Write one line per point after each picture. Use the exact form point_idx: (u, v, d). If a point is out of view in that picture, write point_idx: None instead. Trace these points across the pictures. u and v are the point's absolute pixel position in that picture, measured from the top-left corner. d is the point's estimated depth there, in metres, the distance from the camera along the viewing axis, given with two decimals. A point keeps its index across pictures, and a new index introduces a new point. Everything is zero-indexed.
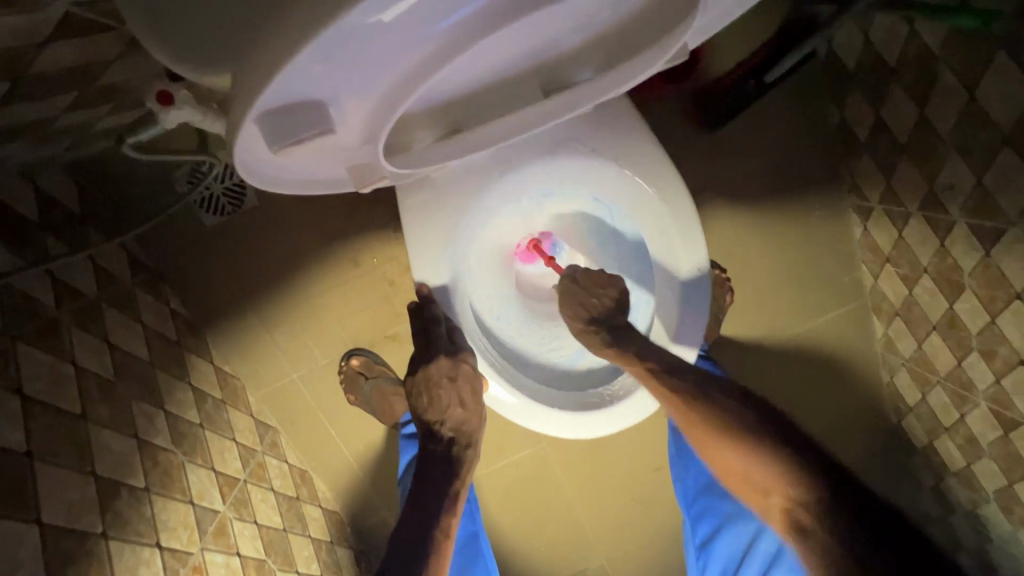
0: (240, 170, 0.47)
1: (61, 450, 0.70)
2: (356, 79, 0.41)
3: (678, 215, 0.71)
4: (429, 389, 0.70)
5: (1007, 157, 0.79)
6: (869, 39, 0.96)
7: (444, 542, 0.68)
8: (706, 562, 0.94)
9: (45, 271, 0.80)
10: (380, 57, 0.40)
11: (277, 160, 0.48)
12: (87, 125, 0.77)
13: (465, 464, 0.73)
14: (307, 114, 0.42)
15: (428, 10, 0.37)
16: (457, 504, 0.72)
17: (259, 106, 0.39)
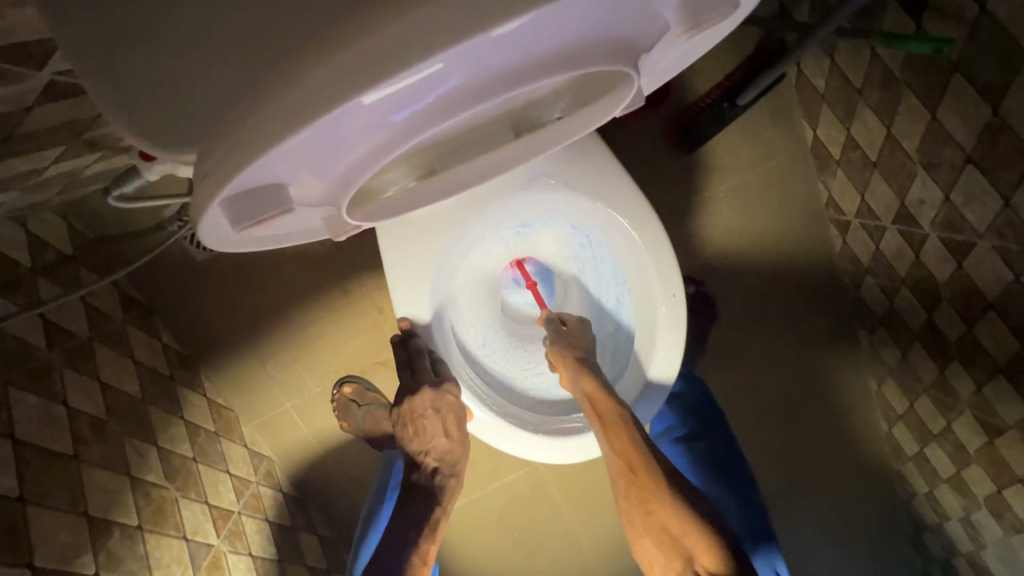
0: (204, 243, 0.47)
1: (54, 492, 0.71)
2: (317, 161, 0.42)
3: (650, 243, 0.73)
4: (412, 422, 0.71)
5: (971, 174, 0.82)
6: (835, 61, 0.99)
7: (420, 568, 0.72)
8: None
9: (37, 315, 0.82)
10: (340, 144, 0.41)
11: (243, 232, 0.48)
12: (76, 172, 0.79)
13: (447, 493, 0.74)
14: (266, 197, 0.42)
15: (386, 107, 0.39)
16: (437, 530, 0.74)
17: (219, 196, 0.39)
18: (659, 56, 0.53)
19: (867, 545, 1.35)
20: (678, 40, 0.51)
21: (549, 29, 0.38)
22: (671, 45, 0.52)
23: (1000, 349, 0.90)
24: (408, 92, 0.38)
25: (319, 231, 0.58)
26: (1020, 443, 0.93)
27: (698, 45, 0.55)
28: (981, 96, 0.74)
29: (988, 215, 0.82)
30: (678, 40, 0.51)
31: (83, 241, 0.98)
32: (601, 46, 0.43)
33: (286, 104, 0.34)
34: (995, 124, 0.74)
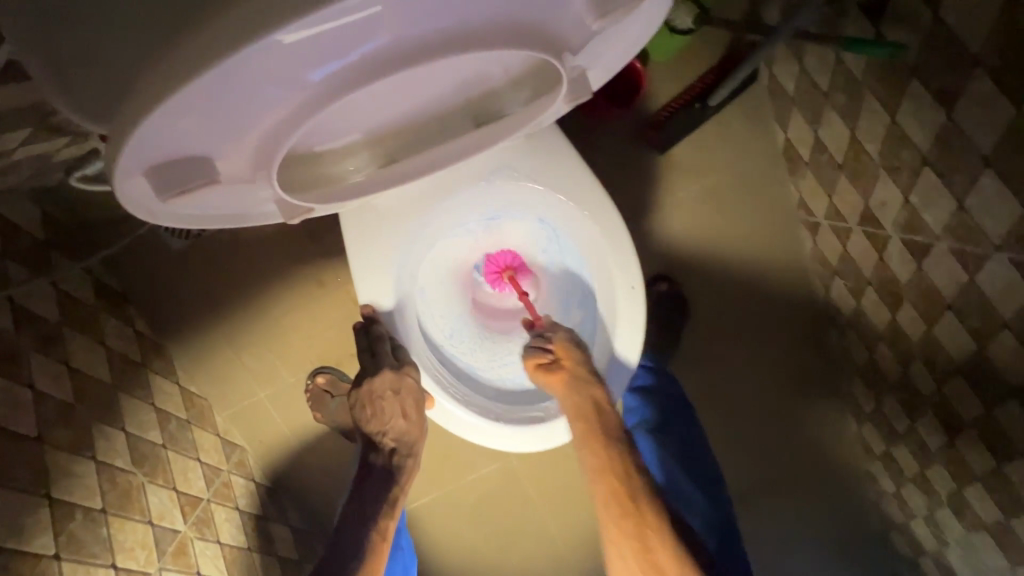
0: (138, 216, 0.51)
1: (14, 473, 0.71)
2: (233, 130, 0.44)
3: (610, 236, 0.75)
4: (370, 402, 0.74)
5: (927, 176, 0.84)
6: (803, 64, 1.01)
7: (379, 545, 0.73)
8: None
9: (5, 297, 0.82)
10: (253, 112, 0.43)
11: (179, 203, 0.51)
12: (46, 156, 0.80)
13: (405, 473, 0.76)
14: (181, 165, 0.45)
15: (290, 74, 0.41)
16: (396, 507, 0.76)
17: (134, 165, 0.43)
18: (595, 50, 0.55)
19: (836, 543, 1.37)
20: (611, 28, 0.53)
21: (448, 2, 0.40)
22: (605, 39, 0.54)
23: (957, 348, 0.92)
24: (312, 57, 0.40)
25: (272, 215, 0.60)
26: (977, 442, 0.95)
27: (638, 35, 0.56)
28: (936, 100, 0.76)
29: (944, 216, 0.84)
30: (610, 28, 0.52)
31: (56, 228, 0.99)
32: (512, 26, 0.45)
33: (194, 64, 0.35)
34: (949, 127, 0.76)
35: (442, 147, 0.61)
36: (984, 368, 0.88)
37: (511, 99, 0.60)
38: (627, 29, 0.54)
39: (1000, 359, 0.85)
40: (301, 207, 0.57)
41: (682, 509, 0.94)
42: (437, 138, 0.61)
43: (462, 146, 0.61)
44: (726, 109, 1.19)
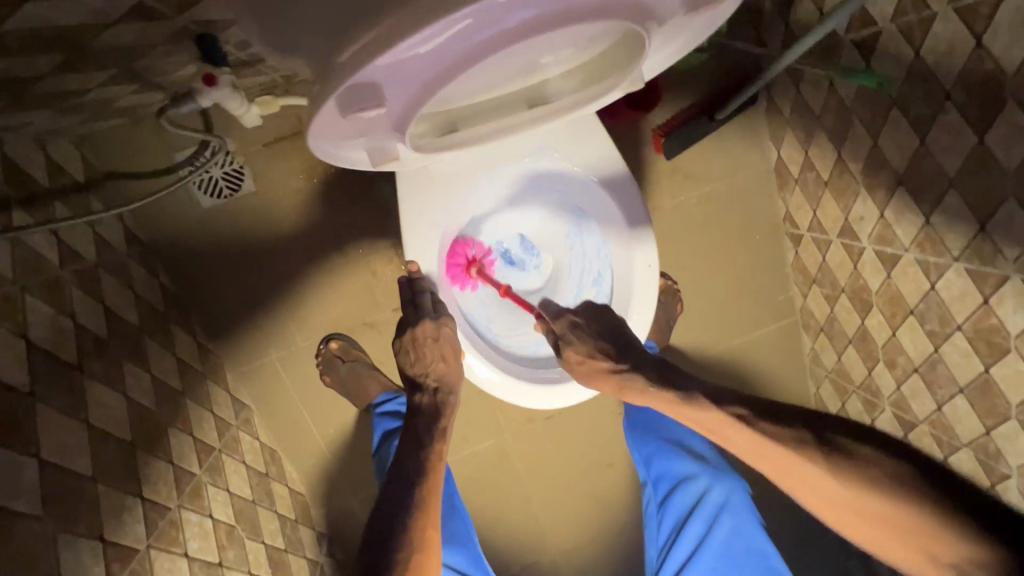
0: (307, 142, 0.56)
1: (58, 395, 0.74)
2: (404, 76, 0.51)
3: (632, 216, 0.84)
4: (416, 349, 0.81)
5: (901, 194, 0.97)
6: (800, 90, 1.14)
7: (437, 465, 0.78)
8: (664, 518, 1.05)
9: (50, 232, 0.85)
10: (427, 59, 0.50)
11: (330, 140, 0.57)
12: (109, 101, 0.84)
13: (450, 408, 0.82)
14: (369, 90, 0.50)
15: (468, 29, 0.48)
16: (446, 439, 0.81)
17: (341, 84, 0.48)
18: (673, 33, 0.63)
19: (797, 535, 1.49)
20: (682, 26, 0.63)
21: None
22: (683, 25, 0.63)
23: (917, 350, 1.05)
24: (488, 16, 0.47)
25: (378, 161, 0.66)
26: (929, 436, 1.08)
27: (687, 43, 0.67)
28: (912, 127, 0.89)
29: (912, 229, 0.97)
30: (686, 21, 0.61)
31: (93, 174, 1.02)
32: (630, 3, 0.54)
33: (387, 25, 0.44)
34: (922, 152, 0.89)
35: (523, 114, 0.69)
36: (939, 367, 1.01)
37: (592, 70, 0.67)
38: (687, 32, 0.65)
39: (952, 358, 0.97)
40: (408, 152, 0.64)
41: (695, 466, 1.03)
42: (497, 114, 0.69)
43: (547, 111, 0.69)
44: (727, 125, 1.31)
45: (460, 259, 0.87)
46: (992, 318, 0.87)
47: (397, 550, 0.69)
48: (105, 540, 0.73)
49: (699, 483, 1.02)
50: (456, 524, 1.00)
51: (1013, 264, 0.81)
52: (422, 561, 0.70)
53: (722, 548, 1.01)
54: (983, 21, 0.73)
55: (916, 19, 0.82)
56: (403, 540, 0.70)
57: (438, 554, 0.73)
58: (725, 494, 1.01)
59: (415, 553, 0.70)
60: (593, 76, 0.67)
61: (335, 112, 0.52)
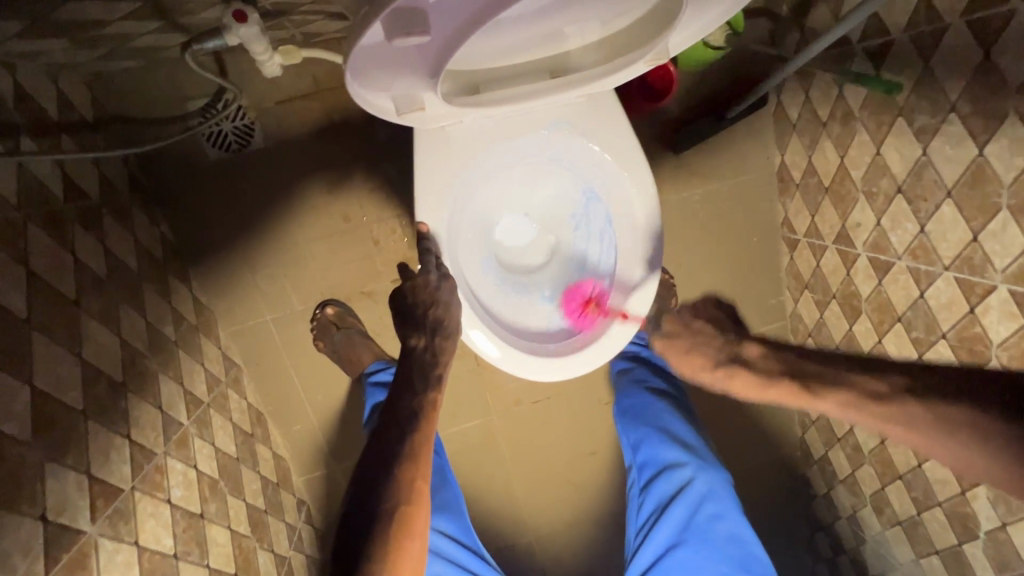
0: (345, 76, 0.56)
1: (53, 326, 0.74)
2: (441, 15, 0.52)
3: (642, 198, 0.85)
4: (413, 297, 0.79)
5: (899, 202, 1.00)
6: (808, 96, 1.17)
7: (431, 412, 0.77)
8: (645, 502, 1.07)
9: (56, 164, 0.84)
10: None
11: (362, 81, 0.58)
12: (128, 38, 0.83)
13: (446, 355, 0.80)
14: (416, 15, 0.50)
15: None
16: (441, 386, 0.79)
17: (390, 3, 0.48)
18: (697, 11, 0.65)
19: (768, 536, 1.52)
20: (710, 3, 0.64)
21: None
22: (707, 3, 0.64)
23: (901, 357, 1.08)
24: None
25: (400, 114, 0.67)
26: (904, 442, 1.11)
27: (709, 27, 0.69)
28: (915, 136, 0.92)
29: (906, 238, 1.00)
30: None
31: (102, 114, 1.01)
32: None
33: None
34: (923, 161, 0.92)
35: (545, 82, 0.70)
36: None
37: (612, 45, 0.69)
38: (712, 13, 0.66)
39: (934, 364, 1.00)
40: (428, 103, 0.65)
41: (682, 455, 1.04)
42: (519, 81, 0.70)
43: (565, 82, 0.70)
44: (734, 127, 1.34)
45: (577, 298, 0.93)
46: (976, 326, 0.90)
47: (384, 500, 0.68)
48: (92, 474, 0.72)
49: (683, 472, 1.03)
50: (448, 495, 1.00)
51: (1001, 274, 0.84)
52: (408, 513, 0.68)
53: (701, 534, 1.03)
54: (992, 34, 0.75)
55: (929, 31, 0.85)
56: (394, 492, 0.69)
57: (427, 507, 0.71)
58: (709, 483, 1.03)
59: (402, 503, 0.68)
60: (614, 50, 0.69)
61: (378, 37, 0.52)
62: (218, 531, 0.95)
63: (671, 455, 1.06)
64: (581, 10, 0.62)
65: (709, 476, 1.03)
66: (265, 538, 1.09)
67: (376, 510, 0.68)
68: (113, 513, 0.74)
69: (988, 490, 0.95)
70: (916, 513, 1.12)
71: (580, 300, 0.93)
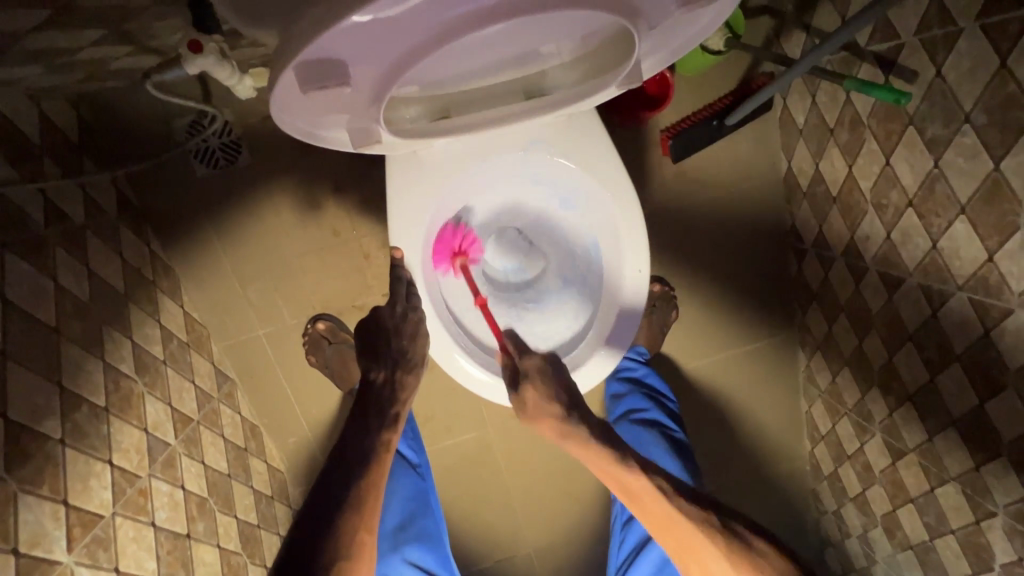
0: (272, 110, 0.53)
1: (31, 356, 0.74)
2: (370, 53, 0.50)
3: (627, 217, 0.81)
4: (379, 327, 0.83)
5: (910, 216, 0.93)
6: (815, 100, 1.11)
7: (384, 455, 0.76)
8: (626, 537, 1.03)
9: (38, 191, 0.85)
10: (394, 36, 0.49)
11: (299, 113, 0.56)
12: (104, 61, 0.82)
13: (405, 391, 0.82)
14: (338, 67, 0.50)
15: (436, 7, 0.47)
16: (396, 426, 0.81)
17: (297, 59, 0.47)
18: (653, 42, 0.62)
19: None
20: (679, 22, 0.60)
21: None
22: (662, 32, 0.61)
23: (913, 377, 1.01)
24: None
25: (345, 145, 0.64)
26: (917, 465, 1.05)
27: (684, 40, 0.64)
28: (927, 147, 0.86)
29: (918, 254, 0.94)
30: (673, 26, 0.61)
31: (88, 134, 1.01)
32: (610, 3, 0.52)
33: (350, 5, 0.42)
34: (934, 174, 0.86)
35: (497, 111, 0.67)
36: (933, 397, 0.97)
37: (568, 76, 0.66)
38: (689, 29, 0.63)
39: (947, 388, 0.94)
40: (375, 138, 0.63)
41: None
42: (477, 107, 0.67)
43: (519, 112, 0.67)
44: (739, 132, 1.28)
45: (451, 242, 0.84)
46: (991, 352, 0.84)
47: (320, 557, 0.63)
48: (69, 504, 0.73)
49: None
50: (422, 524, 0.99)
51: (1018, 297, 0.77)
52: (348, 569, 0.64)
53: None
54: (1009, 41, 0.69)
55: (941, 35, 0.78)
56: (337, 544, 0.65)
57: (369, 564, 0.67)
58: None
59: (341, 559, 0.64)
60: (571, 80, 0.66)
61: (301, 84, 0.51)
62: (205, 550, 0.95)
63: None
64: (545, 36, 0.58)
65: None
66: (256, 553, 1.10)
67: (311, 567, 0.62)
68: (92, 541, 0.74)
69: (1004, 523, 0.89)
70: (929, 539, 1.06)
71: (566, 318, 0.90)
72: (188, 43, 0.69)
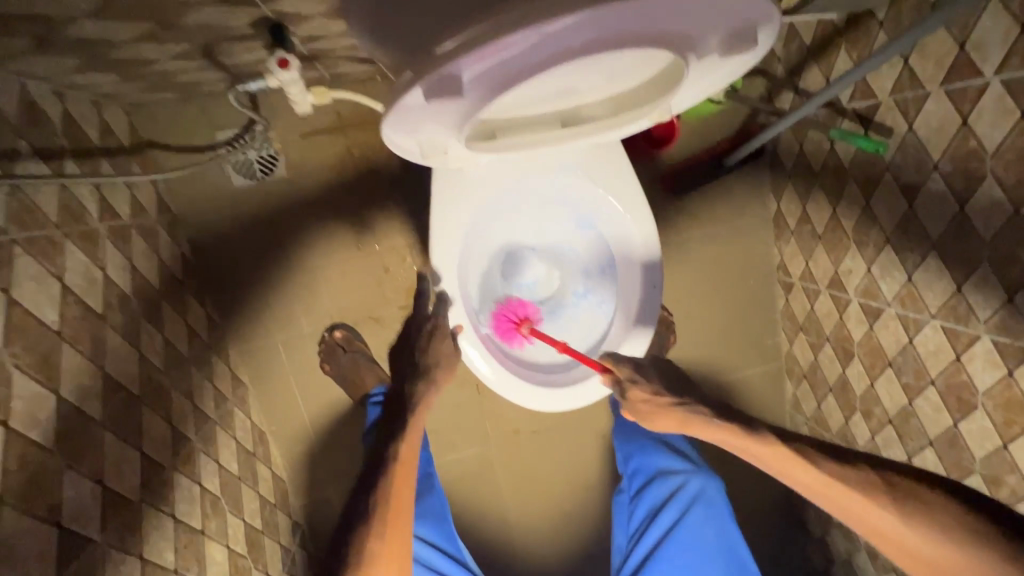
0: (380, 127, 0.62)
1: (81, 339, 0.77)
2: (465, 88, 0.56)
3: (646, 240, 0.91)
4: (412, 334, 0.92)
5: (888, 252, 1.04)
6: (802, 148, 1.24)
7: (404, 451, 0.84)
8: (636, 510, 1.07)
9: (94, 186, 0.90)
10: (489, 74, 0.54)
11: (399, 131, 0.63)
12: (172, 74, 0.90)
13: (430, 387, 0.88)
14: (452, 80, 0.54)
15: (529, 52, 0.52)
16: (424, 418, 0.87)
17: (411, 91, 0.55)
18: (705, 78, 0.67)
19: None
20: (732, 63, 0.65)
21: (651, 16, 0.52)
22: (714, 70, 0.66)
23: (893, 402, 1.10)
24: (552, 39, 0.51)
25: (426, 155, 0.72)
26: None
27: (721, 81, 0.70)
28: (902, 192, 0.98)
29: (895, 287, 1.04)
30: (726, 66, 0.65)
31: (137, 140, 1.07)
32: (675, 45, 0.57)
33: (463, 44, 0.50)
34: (908, 215, 0.97)
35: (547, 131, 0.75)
36: (913, 419, 1.06)
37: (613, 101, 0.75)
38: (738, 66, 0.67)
39: (925, 410, 1.03)
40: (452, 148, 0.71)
41: (675, 462, 1.06)
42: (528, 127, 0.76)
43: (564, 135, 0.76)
44: (733, 174, 1.40)
45: (508, 317, 0.94)
46: (962, 374, 0.93)
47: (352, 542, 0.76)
48: (104, 484, 0.74)
49: (675, 477, 1.04)
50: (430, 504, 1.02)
51: (984, 324, 0.88)
52: (377, 549, 0.76)
53: (690, 538, 1.03)
54: (969, 104, 0.82)
55: (912, 96, 0.91)
56: (363, 531, 0.77)
57: (400, 545, 0.77)
58: (700, 490, 1.03)
59: (367, 543, 0.76)
60: (614, 106, 0.75)
61: (407, 109, 0.58)
62: (217, 549, 0.96)
63: (663, 462, 1.07)
64: (594, 75, 0.66)
65: (701, 483, 1.04)
66: (261, 560, 1.10)
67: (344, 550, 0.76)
68: (121, 524, 0.76)
69: None
70: None
71: (580, 332, 0.98)
72: (279, 59, 0.78)
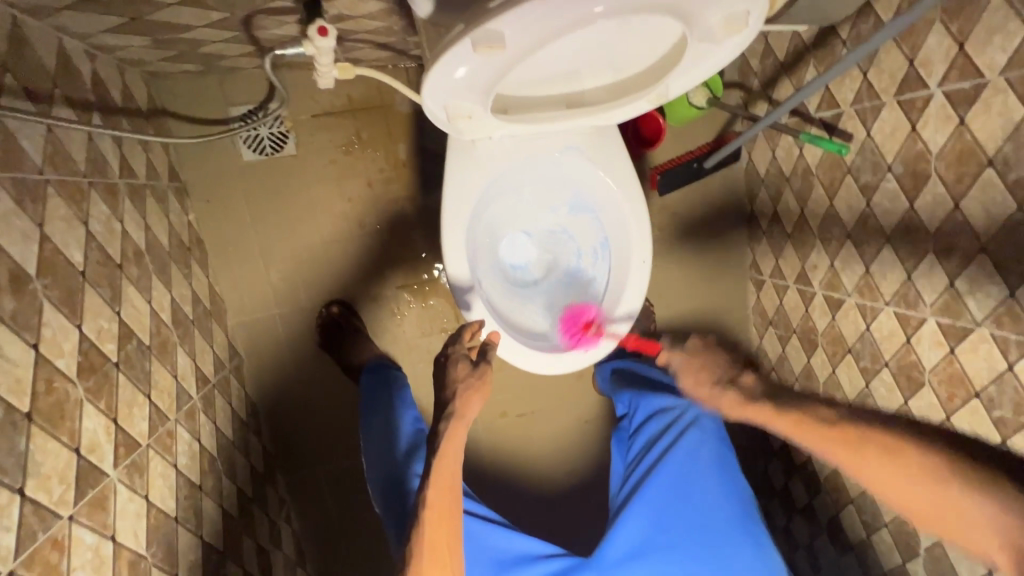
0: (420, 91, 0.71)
1: (102, 283, 0.80)
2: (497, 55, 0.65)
3: (637, 218, 0.99)
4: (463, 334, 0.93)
5: (848, 247, 1.16)
6: (774, 154, 1.36)
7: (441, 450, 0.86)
8: (635, 446, 1.14)
9: (116, 144, 0.93)
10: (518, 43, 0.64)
11: (436, 97, 0.72)
12: (199, 44, 0.95)
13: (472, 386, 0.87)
14: (490, 38, 0.62)
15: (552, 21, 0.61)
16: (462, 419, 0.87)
17: (449, 54, 0.64)
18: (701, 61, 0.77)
19: None
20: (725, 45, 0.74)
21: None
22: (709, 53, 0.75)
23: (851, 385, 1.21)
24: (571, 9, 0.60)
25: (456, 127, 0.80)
26: None
27: (713, 71, 0.80)
28: (861, 191, 1.10)
29: (854, 278, 1.16)
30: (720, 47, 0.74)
31: (154, 108, 1.11)
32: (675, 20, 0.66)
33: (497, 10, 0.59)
34: (866, 212, 1.09)
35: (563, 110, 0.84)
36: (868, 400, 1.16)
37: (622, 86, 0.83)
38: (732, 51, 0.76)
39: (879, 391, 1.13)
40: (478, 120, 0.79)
41: (671, 400, 1.12)
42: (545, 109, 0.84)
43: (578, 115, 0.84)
44: (711, 179, 1.52)
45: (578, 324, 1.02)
46: (911, 354, 1.05)
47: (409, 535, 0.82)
48: (118, 423, 0.77)
49: (671, 410, 1.11)
50: None
51: (930, 307, 0.99)
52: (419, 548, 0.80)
53: (689, 468, 1.06)
54: (917, 112, 0.94)
55: (869, 106, 1.04)
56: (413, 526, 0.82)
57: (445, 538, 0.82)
58: (697, 421, 1.08)
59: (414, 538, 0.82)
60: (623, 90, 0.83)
61: (443, 73, 0.67)
62: (211, 506, 0.97)
63: (662, 401, 1.14)
64: (604, 54, 0.75)
65: (696, 414, 1.09)
66: (251, 526, 1.11)
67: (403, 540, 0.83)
68: (131, 464, 0.78)
69: None
70: (867, 535, 1.21)
71: (572, 305, 1.05)
72: (318, 28, 0.79)
